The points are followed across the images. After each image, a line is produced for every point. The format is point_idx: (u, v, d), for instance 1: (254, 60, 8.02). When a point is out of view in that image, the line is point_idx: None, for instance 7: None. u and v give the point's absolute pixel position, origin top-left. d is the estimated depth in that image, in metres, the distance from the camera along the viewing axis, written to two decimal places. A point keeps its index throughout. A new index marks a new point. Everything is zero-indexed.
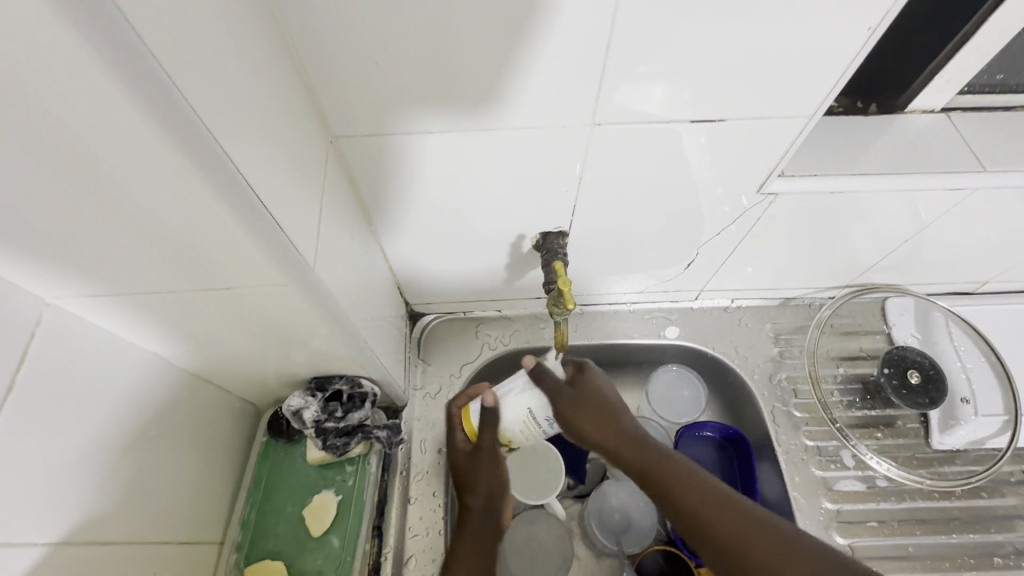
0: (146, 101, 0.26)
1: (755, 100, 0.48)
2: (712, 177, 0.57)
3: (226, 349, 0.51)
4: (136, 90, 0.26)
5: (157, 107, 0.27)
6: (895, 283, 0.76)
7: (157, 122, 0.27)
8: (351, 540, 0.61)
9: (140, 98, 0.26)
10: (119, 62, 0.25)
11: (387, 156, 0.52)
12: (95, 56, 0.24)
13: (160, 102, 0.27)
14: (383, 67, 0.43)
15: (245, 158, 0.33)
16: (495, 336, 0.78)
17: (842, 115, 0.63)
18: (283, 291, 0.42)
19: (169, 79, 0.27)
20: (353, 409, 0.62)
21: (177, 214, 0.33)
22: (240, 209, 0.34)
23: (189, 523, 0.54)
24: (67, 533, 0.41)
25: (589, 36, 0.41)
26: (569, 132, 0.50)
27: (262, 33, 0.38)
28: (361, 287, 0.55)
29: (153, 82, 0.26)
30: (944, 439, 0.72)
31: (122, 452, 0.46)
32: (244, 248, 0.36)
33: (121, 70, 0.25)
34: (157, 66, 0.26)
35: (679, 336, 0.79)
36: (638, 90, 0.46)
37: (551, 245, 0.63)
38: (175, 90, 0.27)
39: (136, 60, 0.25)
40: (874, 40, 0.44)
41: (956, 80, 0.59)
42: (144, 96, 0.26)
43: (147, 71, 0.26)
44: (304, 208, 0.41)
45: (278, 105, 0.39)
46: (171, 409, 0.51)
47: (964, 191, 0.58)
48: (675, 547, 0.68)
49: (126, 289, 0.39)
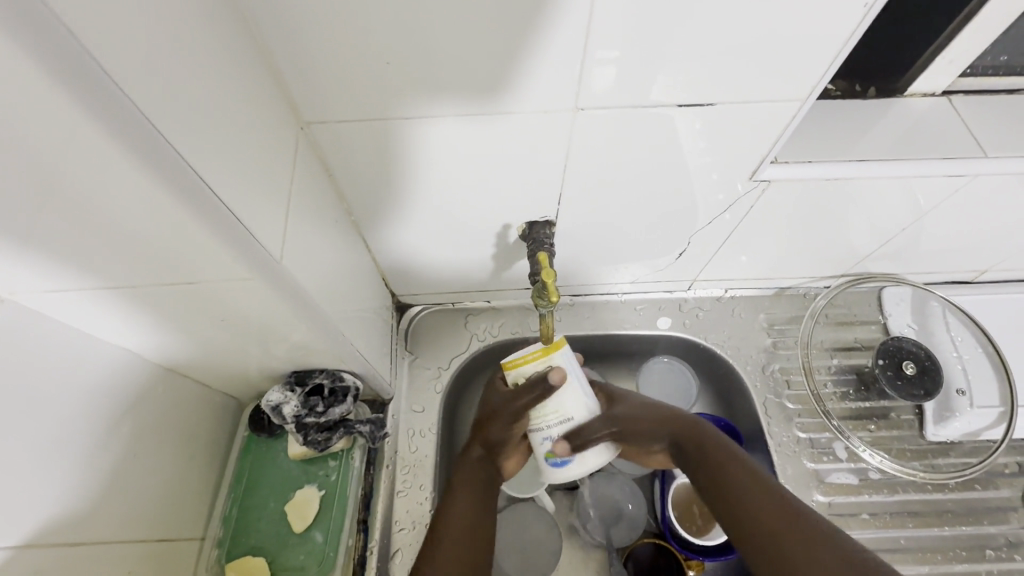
0: (56, 72, 0.24)
1: (748, 81, 0.46)
2: (704, 163, 0.55)
3: (199, 343, 0.49)
4: (41, 57, 0.23)
5: (71, 80, 0.24)
6: (892, 272, 0.75)
7: (72, 98, 0.24)
8: (334, 536, 0.60)
9: (49, 69, 0.23)
10: (17, 25, 0.22)
11: (363, 144, 0.49)
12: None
13: (73, 73, 0.24)
14: (351, 51, 0.41)
15: (199, 149, 0.32)
16: (484, 327, 0.77)
17: (839, 99, 0.61)
18: (251, 286, 0.40)
19: (81, 46, 0.24)
20: (336, 403, 0.60)
21: (126, 206, 0.31)
22: (195, 203, 0.32)
23: (166, 522, 0.53)
24: (33, 536, 0.39)
25: (569, 15, 0.39)
26: (553, 117, 0.48)
27: (221, 13, 0.35)
28: (339, 279, 0.53)
29: (63, 50, 0.23)
30: (937, 430, 0.71)
31: (92, 451, 0.45)
32: (204, 244, 0.34)
33: (20, 34, 0.22)
34: (66, 31, 0.23)
35: (671, 327, 0.78)
36: (625, 75, 0.44)
37: (538, 235, 0.61)
38: (93, 62, 0.25)
39: (40, 23, 0.22)
40: (873, 16, 0.41)
41: (958, 63, 0.57)
42: (54, 67, 0.23)
43: (56, 37, 0.23)
44: (270, 199, 0.39)
45: (238, 87, 0.37)
46: (143, 407, 0.50)
47: (964, 178, 0.57)
48: (664, 539, 0.68)
49: (85, 283, 0.37)
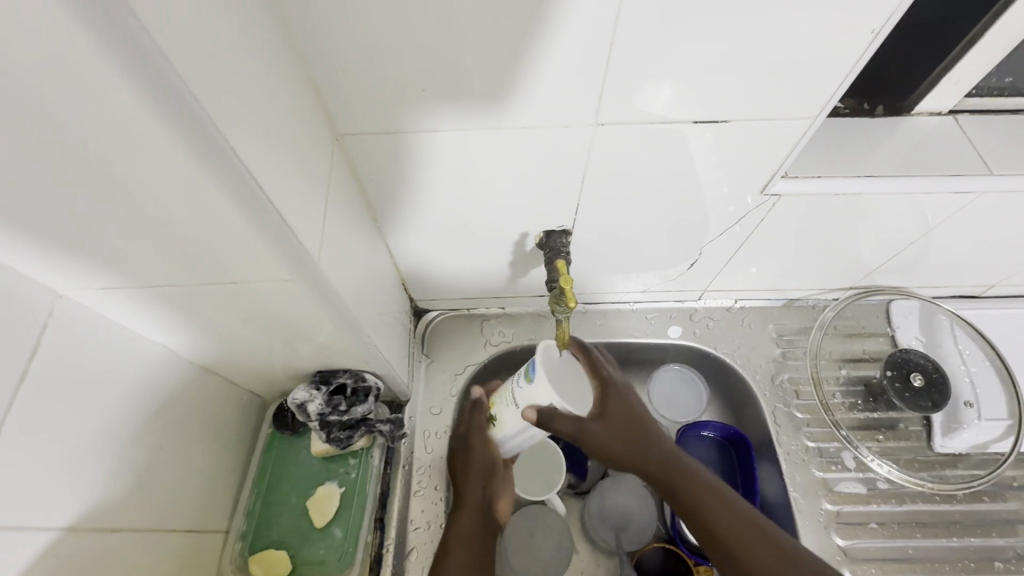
0: (144, 84, 0.26)
1: (761, 100, 0.48)
2: (715, 178, 0.57)
3: (232, 342, 0.51)
4: (132, 72, 0.26)
5: (155, 92, 0.27)
6: (900, 286, 0.76)
7: (153, 107, 0.27)
8: (353, 532, 0.62)
9: (137, 80, 0.26)
10: (117, 45, 0.25)
11: (392, 154, 0.52)
12: (92, 37, 0.24)
13: (163, 90, 0.27)
14: (386, 67, 0.44)
15: (255, 158, 0.34)
16: (499, 333, 0.79)
17: (848, 117, 0.63)
18: (288, 286, 0.42)
19: (173, 69, 0.27)
20: (357, 403, 0.63)
21: (185, 206, 0.33)
22: (250, 206, 0.34)
23: (194, 513, 0.55)
24: (78, 518, 0.42)
25: (593, 34, 0.41)
26: (573, 131, 0.50)
27: (269, 31, 0.38)
28: (366, 283, 0.55)
29: (151, 65, 0.26)
30: (946, 442, 0.72)
31: (131, 441, 0.47)
32: (252, 243, 0.37)
33: (118, 51, 0.25)
34: (162, 56, 0.26)
35: (681, 336, 0.80)
36: (641, 93, 0.47)
37: (555, 244, 0.63)
38: (177, 77, 0.27)
39: (135, 42, 0.25)
40: (880, 40, 0.43)
41: (964, 83, 0.59)
42: (143, 80, 0.26)
43: (153, 61, 0.26)
44: (309, 204, 0.42)
45: (285, 101, 0.40)
46: (178, 401, 0.52)
47: (969, 194, 0.58)
48: (674, 545, 0.69)
49: (137, 280, 0.40)
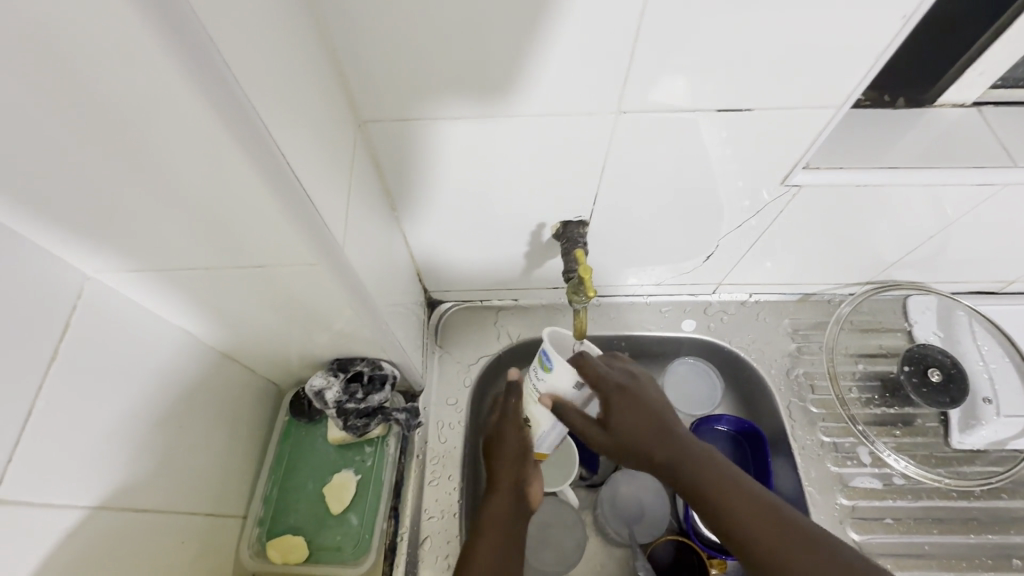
0: (187, 63, 0.26)
1: (787, 88, 0.48)
2: (734, 170, 0.57)
3: (252, 327, 0.52)
4: (178, 51, 0.26)
5: (197, 71, 0.27)
6: (919, 280, 0.75)
7: (197, 91, 0.27)
8: (369, 519, 0.62)
9: (181, 60, 0.26)
10: (164, 23, 0.25)
11: (413, 142, 0.52)
12: (140, 15, 0.24)
13: (202, 69, 0.27)
14: (410, 53, 0.44)
15: (286, 140, 0.34)
16: (512, 325, 0.79)
17: (869, 108, 0.62)
18: (312, 271, 0.42)
19: (213, 48, 0.27)
20: (373, 391, 0.63)
21: (215, 188, 0.33)
22: (280, 189, 0.35)
23: (214, 497, 0.56)
24: (105, 498, 0.42)
25: (618, 18, 0.41)
26: (595, 119, 0.50)
27: (297, 16, 0.38)
28: (384, 271, 0.55)
29: (195, 44, 0.26)
30: (964, 438, 0.71)
31: (154, 425, 0.48)
32: (278, 226, 0.37)
33: (163, 29, 0.25)
34: (204, 34, 0.26)
35: (696, 329, 0.79)
36: (666, 80, 0.46)
37: (572, 234, 0.63)
38: (217, 55, 0.27)
39: (181, 19, 0.25)
40: (910, 27, 0.43)
41: (989, 75, 0.58)
42: (187, 59, 0.26)
43: (196, 38, 0.26)
44: (334, 190, 0.42)
45: (311, 84, 0.40)
46: (199, 386, 0.53)
47: (993, 186, 0.58)
48: (687, 538, 0.68)
49: (165, 262, 0.40)
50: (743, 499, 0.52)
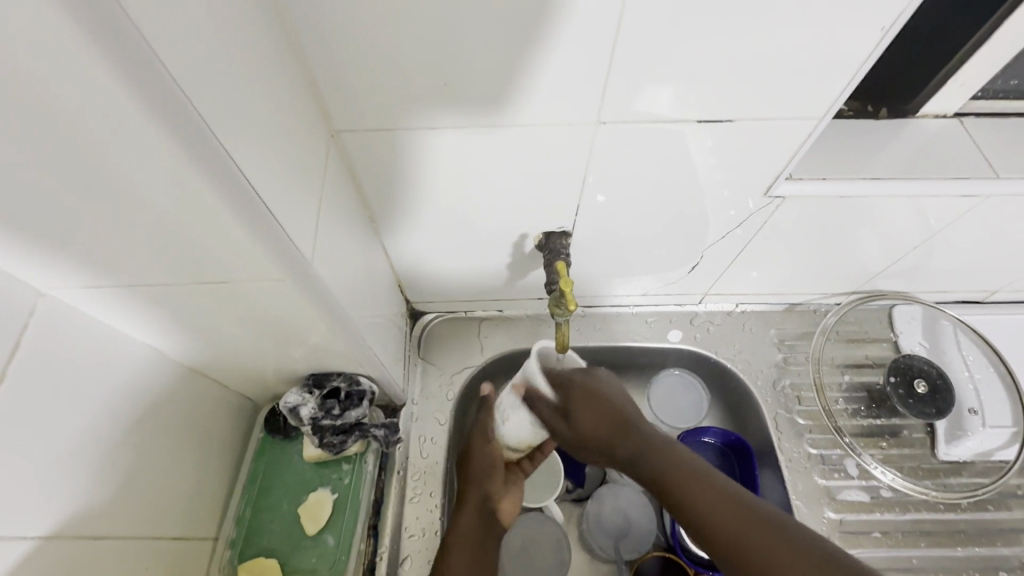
0: (130, 75, 0.25)
1: (767, 98, 0.47)
2: (718, 180, 0.56)
3: (222, 343, 0.50)
4: (118, 63, 0.24)
5: (145, 90, 0.26)
6: (903, 290, 0.75)
7: (141, 102, 0.26)
8: (346, 539, 0.60)
9: (127, 77, 0.25)
10: (111, 40, 0.24)
11: (389, 153, 0.51)
12: (84, 32, 0.23)
13: (146, 81, 0.26)
14: (383, 63, 0.43)
15: (245, 154, 0.33)
16: (496, 336, 0.77)
17: (852, 119, 0.62)
18: (281, 286, 0.41)
19: (158, 58, 0.26)
20: (351, 407, 0.61)
21: (172, 204, 0.32)
22: (240, 204, 0.33)
23: (181, 520, 0.54)
24: (58, 526, 0.40)
25: (594, 28, 0.40)
26: (574, 130, 0.49)
27: (263, 24, 0.37)
28: (361, 284, 0.54)
29: (143, 62, 0.25)
30: (949, 450, 0.70)
31: (116, 447, 0.46)
32: (241, 243, 0.36)
33: (108, 46, 0.24)
34: (147, 45, 0.25)
35: (682, 340, 0.79)
36: (645, 90, 0.46)
37: (554, 246, 0.62)
38: (167, 75, 0.26)
39: (127, 38, 0.24)
40: (889, 39, 0.42)
41: (970, 86, 0.58)
42: (129, 71, 0.25)
43: (137, 49, 0.25)
44: (303, 203, 0.40)
45: (278, 94, 0.38)
46: (166, 405, 0.51)
47: (974, 198, 0.57)
48: (674, 553, 0.67)
49: (124, 279, 0.39)
50: (740, 524, 0.46)
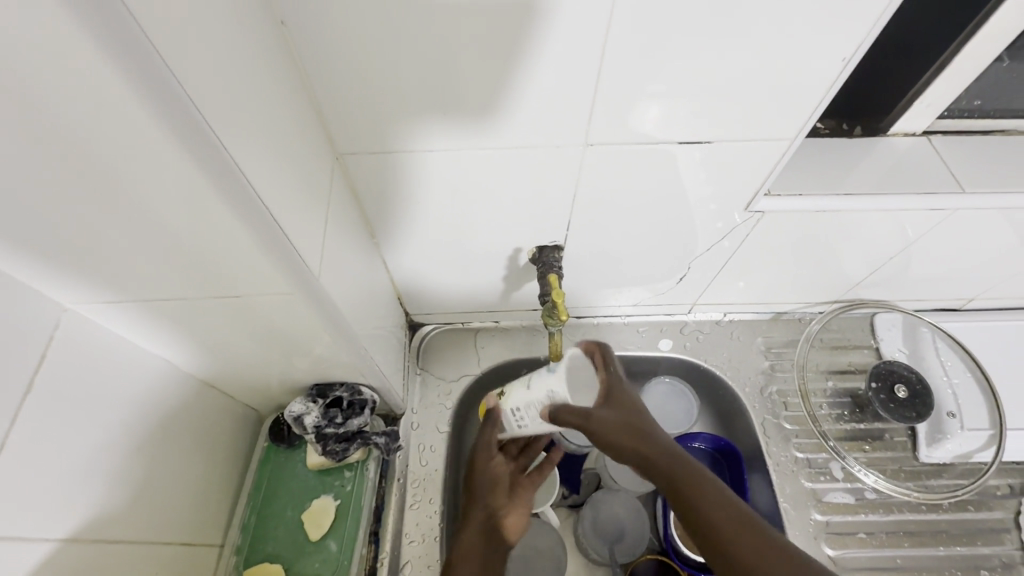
0: (164, 112, 0.28)
1: (743, 120, 0.50)
2: (704, 194, 0.59)
3: (230, 354, 0.52)
4: (155, 102, 0.28)
5: (177, 124, 0.29)
6: (882, 298, 0.78)
7: (173, 135, 0.29)
8: (347, 544, 0.62)
9: (162, 114, 0.28)
10: (143, 80, 0.27)
11: (391, 173, 0.54)
12: (120, 73, 0.26)
13: (178, 116, 0.29)
14: (385, 92, 0.46)
15: (259, 178, 0.36)
16: (493, 347, 0.80)
17: (828, 137, 0.66)
18: (289, 300, 0.44)
19: (189, 97, 0.29)
20: (353, 416, 0.63)
21: (195, 224, 0.35)
22: (255, 224, 0.36)
23: (189, 526, 0.56)
24: (76, 530, 0.42)
25: (579, 58, 0.44)
26: (563, 151, 0.52)
27: (274, 57, 0.40)
28: (363, 297, 0.56)
29: (169, 96, 0.28)
30: (930, 453, 0.74)
31: (130, 454, 0.48)
32: (254, 258, 0.38)
33: (139, 85, 0.27)
34: (179, 85, 0.28)
35: (672, 348, 0.81)
36: (628, 114, 0.49)
37: (547, 259, 0.65)
38: (195, 110, 0.30)
39: (155, 74, 0.27)
40: (851, 68, 0.46)
41: (936, 106, 0.62)
42: (163, 108, 0.28)
43: (171, 90, 0.28)
44: (311, 222, 0.43)
45: (288, 121, 0.41)
46: (177, 414, 0.53)
47: (943, 211, 0.61)
48: (668, 556, 0.69)
49: (143, 294, 0.41)
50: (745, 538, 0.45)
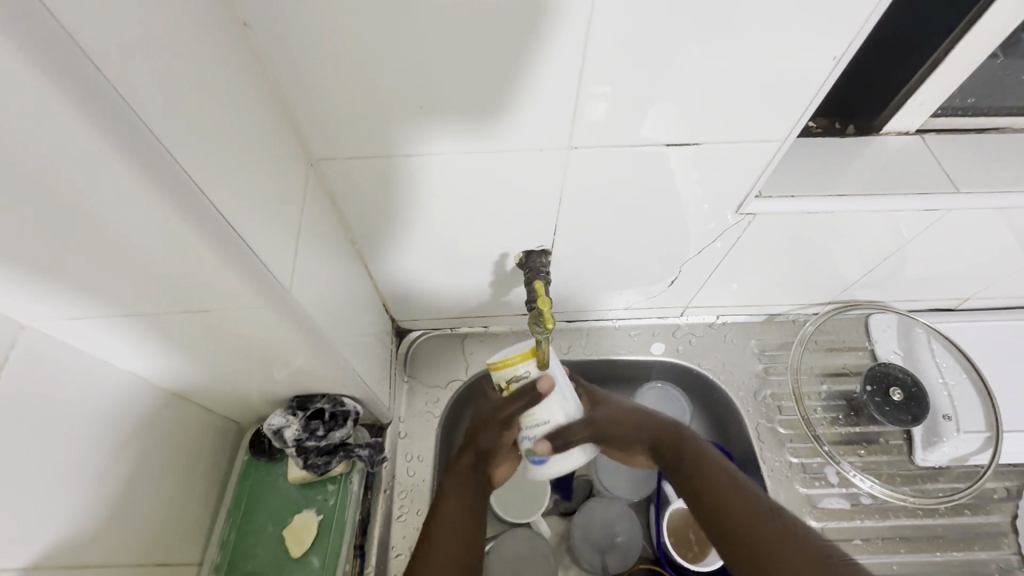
0: (102, 125, 0.26)
1: (732, 121, 0.49)
2: (696, 194, 0.57)
3: (205, 368, 0.50)
4: (90, 114, 0.25)
5: (119, 136, 0.27)
6: (876, 299, 0.77)
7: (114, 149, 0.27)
8: (331, 561, 0.60)
9: (101, 125, 0.26)
10: (76, 90, 0.24)
11: (369, 179, 0.52)
12: (51, 82, 0.24)
13: (119, 129, 0.27)
14: (358, 95, 0.44)
15: (219, 189, 0.34)
16: (481, 352, 0.78)
17: (820, 136, 0.64)
18: (261, 313, 0.42)
19: (130, 107, 0.27)
20: (335, 428, 0.62)
21: (151, 238, 0.33)
22: (217, 238, 0.34)
23: (165, 545, 0.54)
24: (42, 557, 0.41)
25: (561, 59, 0.42)
26: (547, 154, 0.51)
27: (238, 60, 0.38)
28: (343, 306, 0.55)
29: (111, 107, 0.26)
30: (926, 455, 0.72)
31: (99, 475, 0.46)
32: (220, 271, 0.36)
33: (74, 96, 0.25)
34: (117, 95, 0.26)
35: (665, 352, 0.80)
36: (614, 116, 0.47)
37: (534, 264, 0.63)
38: (139, 122, 0.28)
39: (91, 85, 0.25)
40: (840, 68, 0.45)
41: (929, 104, 0.61)
42: (101, 121, 0.26)
43: (108, 100, 0.26)
44: (282, 231, 0.41)
45: (254, 127, 0.40)
46: (148, 431, 0.51)
47: (938, 211, 0.60)
48: (660, 565, 0.69)
49: (103, 311, 0.39)
50: (762, 520, 0.55)
